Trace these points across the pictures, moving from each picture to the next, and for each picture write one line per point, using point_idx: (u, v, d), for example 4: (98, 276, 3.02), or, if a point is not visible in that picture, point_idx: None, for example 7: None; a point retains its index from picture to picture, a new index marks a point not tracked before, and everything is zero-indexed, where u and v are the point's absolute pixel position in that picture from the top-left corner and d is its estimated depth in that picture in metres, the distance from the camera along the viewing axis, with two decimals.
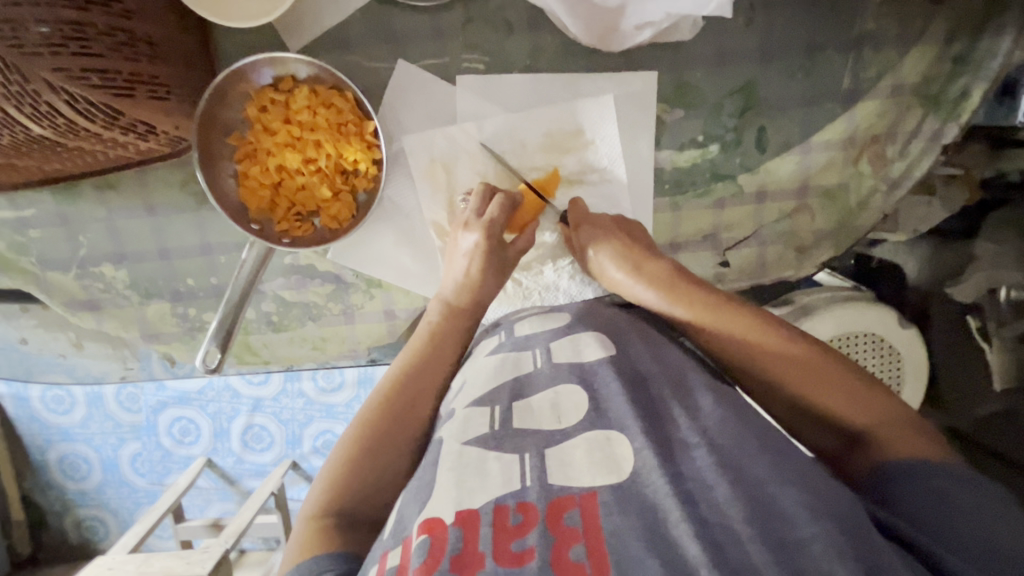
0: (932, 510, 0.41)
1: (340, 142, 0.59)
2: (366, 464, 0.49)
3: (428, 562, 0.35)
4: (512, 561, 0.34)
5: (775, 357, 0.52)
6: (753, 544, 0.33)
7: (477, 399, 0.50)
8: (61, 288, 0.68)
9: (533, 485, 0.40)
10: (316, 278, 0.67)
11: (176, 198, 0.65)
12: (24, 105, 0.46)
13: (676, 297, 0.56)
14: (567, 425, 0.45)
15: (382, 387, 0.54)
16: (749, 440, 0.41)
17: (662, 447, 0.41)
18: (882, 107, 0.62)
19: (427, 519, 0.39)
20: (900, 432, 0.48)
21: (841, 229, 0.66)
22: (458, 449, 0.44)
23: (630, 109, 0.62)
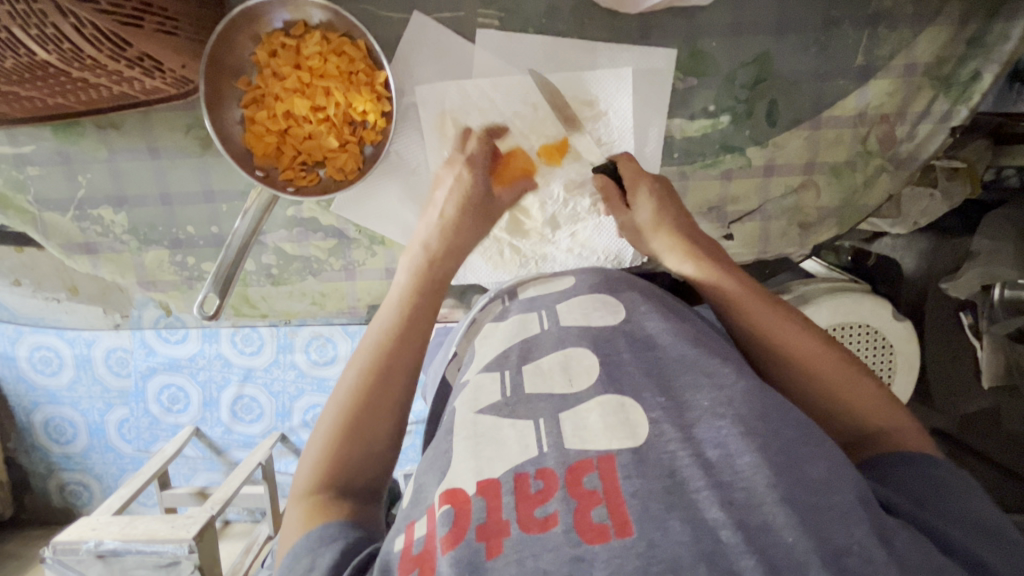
0: (926, 492, 0.42)
1: (351, 91, 0.59)
2: (368, 431, 0.49)
3: (455, 530, 0.36)
4: (540, 527, 0.35)
5: (800, 348, 0.51)
6: (778, 507, 0.34)
7: (487, 364, 0.51)
8: (57, 229, 0.67)
9: (550, 451, 0.40)
10: (318, 232, 0.67)
11: (180, 143, 0.64)
12: (31, 26, 0.45)
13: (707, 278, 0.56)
14: (579, 388, 0.45)
15: (368, 353, 0.52)
16: (771, 408, 0.41)
17: (676, 413, 0.42)
18: (893, 86, 0.62)
19: (448, 489, 0.40)
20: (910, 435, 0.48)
21: (846, 208, 0.66)
22: (472, 418, 0.45)
23: (644, 75, 0.62)
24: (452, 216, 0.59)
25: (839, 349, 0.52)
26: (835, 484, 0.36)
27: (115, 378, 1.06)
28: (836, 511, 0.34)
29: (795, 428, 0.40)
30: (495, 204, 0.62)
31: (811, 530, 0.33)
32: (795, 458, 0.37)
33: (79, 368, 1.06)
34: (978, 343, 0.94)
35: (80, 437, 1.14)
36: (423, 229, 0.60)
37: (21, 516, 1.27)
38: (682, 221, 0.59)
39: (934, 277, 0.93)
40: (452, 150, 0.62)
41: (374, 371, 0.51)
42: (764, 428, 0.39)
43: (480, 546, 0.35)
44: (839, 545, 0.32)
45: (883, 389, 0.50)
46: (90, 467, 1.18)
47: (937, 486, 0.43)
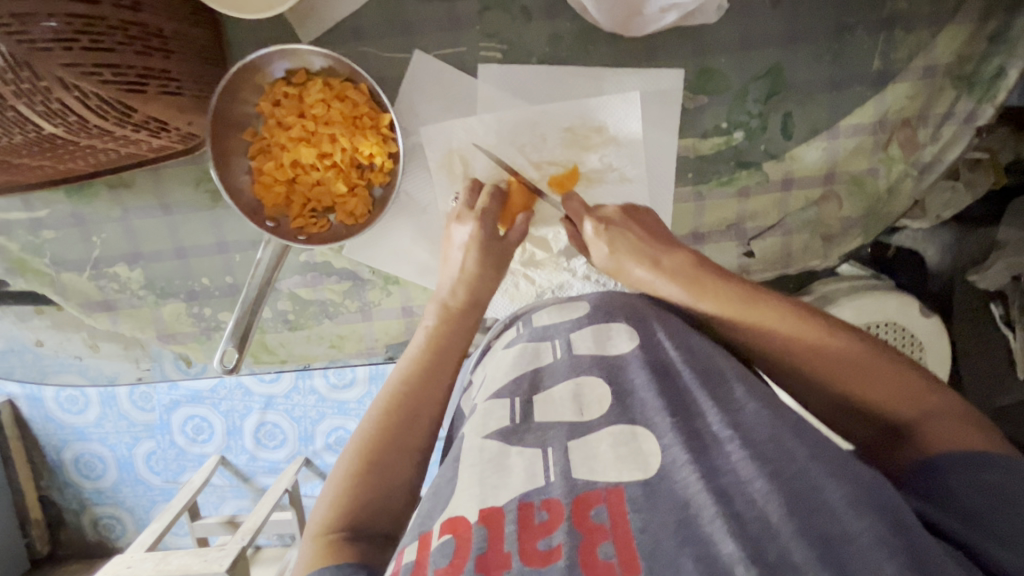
0: (989, 506, 0.37)
1: (356, 135, 0.58)
2: (384, 475, 0.48)
3: (454, 563, 0.35)
4: (542, 560, 0.34)
5: (802, 347, 0.48)
6: (793, 541, 0.32)
7: (496, 391, 0.49)
8: (76, 290, 0.67)
9: (556, 480, 0.40)
10: (332, 275, 0.66)
11: (190, 197, 0.64)
12: (36, 103, 0.45)
13: (701, 289, 0.53)
14: (590, 418, 0.45)
15: (386, 397, 0.53)
16: (780, 429, 0.40)
17: (691, 438, 0.41)
18: (913, 89, 0.60)
19: (450, 519, 0.39)
20: (949, 423, 0.43)
21: (870, 216, 0.64)
22: (479, 444, 0.44)
23: (653, 97, 0.60)
24: (473, 270, 0.59)
25: (852, 336, 0.48)
26: (857, 507, 0.33)
27: (140, 413, 1.07)
28: (863, 540, 0.31)
29: (804, 446, 0.38)
30: (507, 246, 0.60)
31: (832, 565, 0.31)
32: (814, 479, 0.35)
33: (104, 406, 1.07)
34: (1011, 335, 0.92)
35: (109, 472, 1.15)
36: (447, 286, 0.60)
37: (58, 552, 1.30)
38: (649, 248, 0.57)
39: (961, 268, 0.89)
40: (460, 205, 0.60)
41: (387, 415, 0.51)
42: (772, 450, 0.38)
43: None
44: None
45: (904, 373, 0.46)
46: (121, 501, 1.19)
47: (999, 497, 0.37)
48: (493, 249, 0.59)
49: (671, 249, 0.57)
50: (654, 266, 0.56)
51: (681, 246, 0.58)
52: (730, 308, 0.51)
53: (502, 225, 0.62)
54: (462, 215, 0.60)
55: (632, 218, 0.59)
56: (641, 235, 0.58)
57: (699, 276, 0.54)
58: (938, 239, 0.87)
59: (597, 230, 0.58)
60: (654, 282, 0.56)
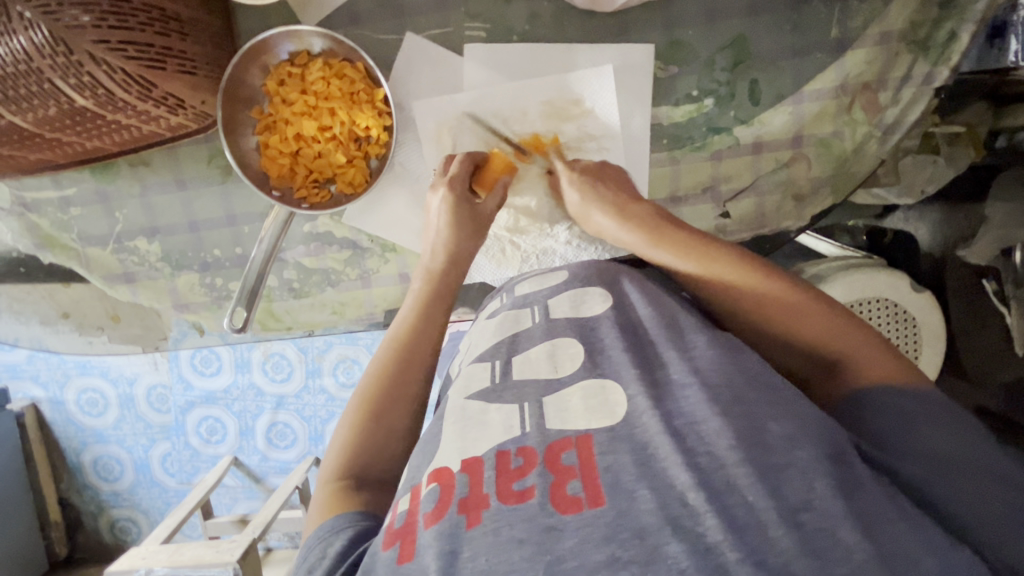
0: (894, 427, 0.43)
1: (354, 110, 0.64)
2: (383, 422, 0.53)
3: (439, 506, 0.39)
4: (517, 499, 0.37)
5: (744, 287, 0.52)
6: (739, 468, 0.36)
7: (479, 355, 0.54)
8: (99, 263, 0.73)
9: (532, 430, 0.43)
10: (334, 245, 0.71)
11: (204, 173, 0.70)
12: (69, 76, 0.51)
13: (654, 240, 0.56)
14: (563, 373, 0.48)
15: (383, 355, 0.57)
16: (736, 375, 0.44)
17: (652, 388, 0.44)
18: (871, 54, 0.64)
19: (436, 469, 0.43)
20: (876, 361, 0.48)
21: (838, 176, 0.67)
22: (461, 404, 0.48)
23: (625, 71, 0.65)
24: (445, 232, 0.63)
25: (792, 278, 0.51)
26: (796, 441, 0.38)
27: (157, 414, 1.13)
28: (797, 465, 0.36)
29: (762, 395, 0.42)
30: (482, 210, 0.64)
31: (770, 485, 0.35)
32: (760, 420, 0.39)
33: (123, 408, 1.14)
34: (1006, 309, 0.92)
35: (126, 474, 1.20)
36: (428, 251, 0.64)
37: (75, 556, 1.31)
38: (613, 198, 0.60)
39: (949, 246, 0.93)
40: (436, 173, 0.66)
41: (385, 370, 0.56)
42: (729, 394, 0.42)
43: (460, 519, 0.37)
44: (798, 502, 0.34)
45: (839, 312, 0.50)
46: (137, 504, 1.23)
47: (905, 420, 0.43)
48: (463, 210, 0.62)
49: (634, 200, 0.60)
50: (619, 214, 0.59)
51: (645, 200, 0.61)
52: (681, 255, 0.55)
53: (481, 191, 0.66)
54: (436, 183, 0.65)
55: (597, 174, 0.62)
56: (605, 188, 0.61)
57: (649, 223, 0.58)
58: (928, 218, 0.93)
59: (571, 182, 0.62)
60: (614, 234, 0.60)
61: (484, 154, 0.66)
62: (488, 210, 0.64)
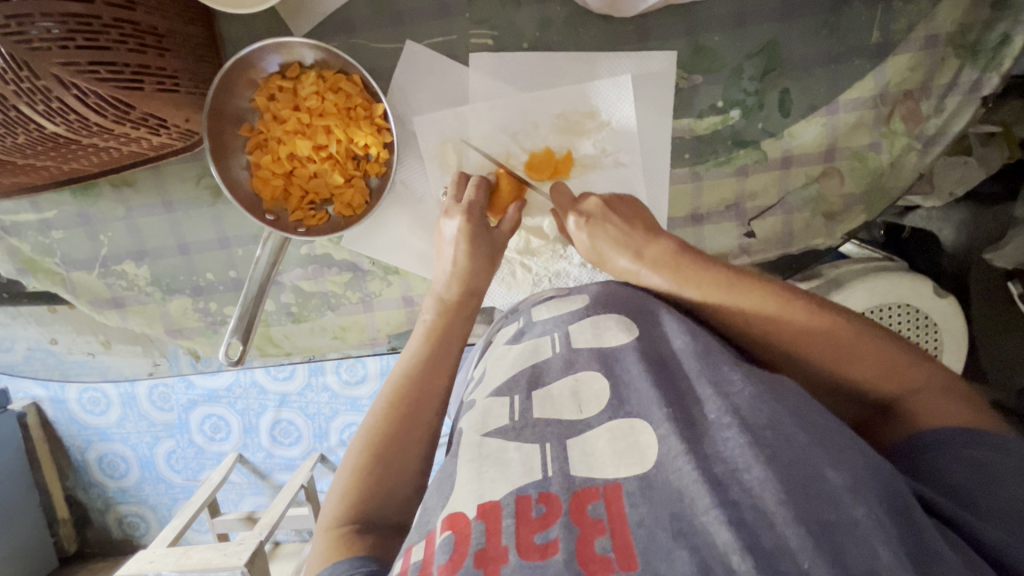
0: (971, 481, 0.40)
1: (350, 127, 0.59)
2: (389, 467, 0.49)
3: (454, 558, 0.35)
4: (540, 555, 0.34)
5: (795, 328, 0.48)
6: (790, 528, 0.32)
7: (495, 390, 0.49)
8: (85, 287, 0.69)
9: (555, 476, 0.39)
10: (333, 267, 0.67)
11: (192, 193, 0.65)
12: (37, 102, 0.46)
13: (687, 277, 0.53)
14: (588, 415, 0.44)
15: (389, 391, 0.53)
16: (780, 415, 0.39)
17: (686, 427, 0.40)
18: (915, 60, 0.59)
19: (451, 514, 0.39)
20: (936, 399, 0.46)
21: (872, 192, 0.63)
22: (477, 440, 0.44)
23: (645, 80, 0.60)
24: (464, 261, 0.59)
25: (844, 313, 0.48)
26: (858, 493, 0.34)
27: (159, 413, 1.09)
28: (862, 527, 0.32)
29: (801, 435, 0.38)
30: (499, 236, 0.61)
31: (828, 554, 0.31)
32: (815, 468, 0.35)
33: (125, 407, 1.10)
34: None
35: (132, 471, 1.18)
36: (442, 280, 0.60)
37: (86, 550, 1.32)
38: (630, 237, 0.57)
39: (976, 249, 0.85)
40: (448, 199, 0.61)
41: (390, 409, 0.52)
42: (772, 437, 0.38)
43: (477, 573, 0.33)
44: (861, 569, 0.30)
45: (894, 351, 0.48)
46: (144, 499, 1.21)
47: (982, 471, 0.40)
48: (481, 238, 0.59)
49: (653, 235, 0.57)
50: (639, 258, 0.56)
51: (665, 233, 0.57)
52: (721, 298, 0.51)
53: (492, 216, 0.63)
54: (450, 210, 0.61)
55: (614, 211, 0.59)
56: (620, 225, 0.57)
57: (679, 262, 0.54)
58: (953, 218, 0.84)
59: (579, 224, 0.59)
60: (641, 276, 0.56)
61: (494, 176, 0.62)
62: (503, 236, 0.61)
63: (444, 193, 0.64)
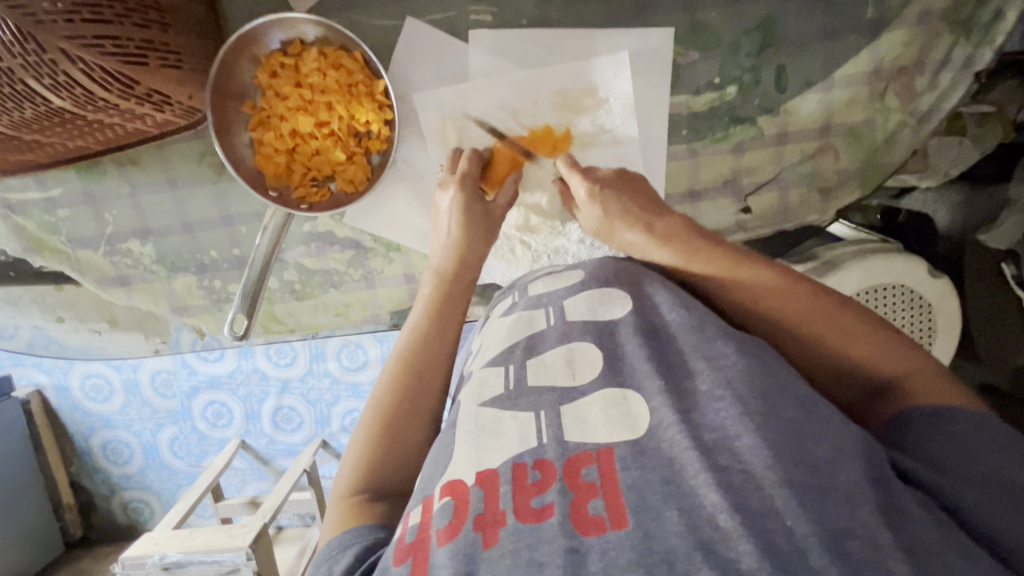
0: (948, 452, 0.41)
1: (352, 103, 0.60)
2: (393, 438, 0.50)
3: (453, 524, 0.37)
4: (536, 517, 0.35)
5: (798, 307, 0.51)
6: (777, 488, 0.33)
7: (490, 360, 0.51)
8: (91, 266, 0.70)
9: (549, 442, 0.40)
10: (336, 245, 0.68)
11: (196, 171, 0.66)
12: (43, 75, 0.47)
13: (695, 255, 0.55)
14: (582, 381, 0.45)
15: (392, 365, 0.54)
16: (771, 387, 0.40)
17: (679, 399, 0.42)
18: (909, 36, 0.59)
19: (449, 482, 0.40)
20: (926, 380, 0.48)
21: (867, 167, 0.64)
22: (474, 411, 0.45)
23: (643, 57, 0.61)
24: (457, 233, 0.60)
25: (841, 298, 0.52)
26: (842, 461, 0.35)
27: (162, 400, 1.11)
28: (845, 491, 0.34)
29: (796, 411, 0.39)
30: (494, 208, 0.61)
31: (812, 511, 0.32)
32: (807, 440, 0.37)
33: (128, 394, 1.11)
34: None
35: (135, 457, 1.19)
36: (438, 253, 0.61)
37: (91, 536, 1.31)
38: (642, 213, 0.58)
39: (971, 228, 0.85)
40: (443, 172, 0.63)
41: (396, 382, 0.53)
42: (762, 407, 0.39)
43: (477, 537, 0.35)
44: (841, 527, 0.32)
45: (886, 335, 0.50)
46: (148, 485, 1.22)
47: (961, 443, 0.41)
48: (474, 209, 0.60)
49: (662, 214, 0.58)
50: (647, 231, 0.57)
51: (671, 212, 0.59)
52: (724, 274, 0.53)
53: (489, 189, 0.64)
54: (444, 182, 0.62)
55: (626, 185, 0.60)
56: (633, 199, 0.59)
57: (684, 238, 0.56)
58: (947, 200, 0.83)
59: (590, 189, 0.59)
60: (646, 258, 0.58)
61: (489, 151, 0.63)
62: (500, 208, 0.62)
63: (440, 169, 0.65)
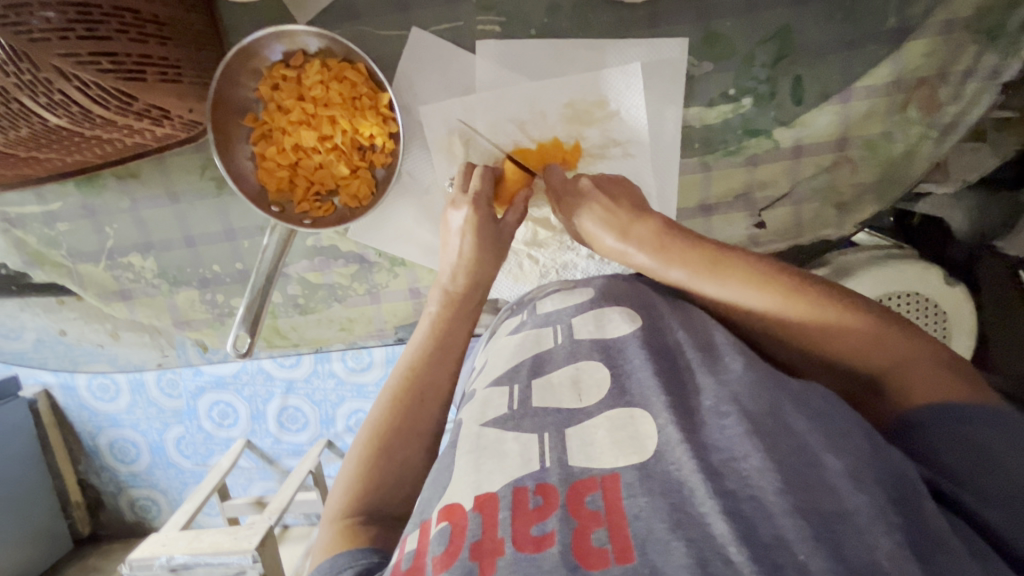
0: (969, 463, 0.38)
1: (355, 117, 0.58)
2: (387, 458, 0.48)
3: (450, 550, 0.35)
4: (534, 547, 0.34)
5: (775, 308, 0.47)
6: (787, 518, 0.31)
7: (495, 379, 0.50)
8: (92, 280, 0.69)
9: (552, 466, 0.39)
10: (339, 259, 0.67)
11: (197, 184, 0.65)
12: (38, 94, 0.46)
13: (669, 258, 0.52)
14: (589, 403, 0.44)
15: (393, 385, 0.53)
16: (782, 402, 0.39)
17: (684, 416, 0.40)
18: (932, 46, 0.57)
19: (447, 505, 0.39)
20: (930, 373, 0.43)
21: (884, 181, 0.62)
22: (476, 432, 0.44)
23: (654, 67, 0.59)
24: (471, 253, 0.58)
25: (829, 289, 0.46)
26: (860, 481, 0.34)
27: (168, 400, 1.10)
28: (861, 517, 0.32)
29: (801, 419, 0.38)
30: (506, 227, 0.60)
31: (829, 546, 0.30)
32: (813, 456, 0.35)
33: (134, 393, 1.10)
34: None
35: (143, 455, 1.19)
36: (448, 272, 0.60)
37: (99, 532, 1.33)
38: (620, 218, 0.55)
39: (990, 236, 0.81)
40: (455, 189, 0.61)
41: (395, 404, 0.51)
42: (772, 425, 0.38)
43: (473, 566, 0.33)
44: (859, 563, 0.30)
45: (881, 324, 0.45)
46: (155, 483, 1.22)
47: (984, 453, 0.38)
48: (487, 229, 0.58)
49: (640, 215, 0.55)
50: (624, 238, 0.55)
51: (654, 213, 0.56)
52: (699, 275, 0.50)
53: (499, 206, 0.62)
54: (456, 201, 0.60)
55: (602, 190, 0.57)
56: (609, 206, 0.56)
57: (662, 239, 0.53)
58: (964, 204, 0.79)
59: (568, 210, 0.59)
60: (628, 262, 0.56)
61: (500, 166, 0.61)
62: (509, 228, 0.60)
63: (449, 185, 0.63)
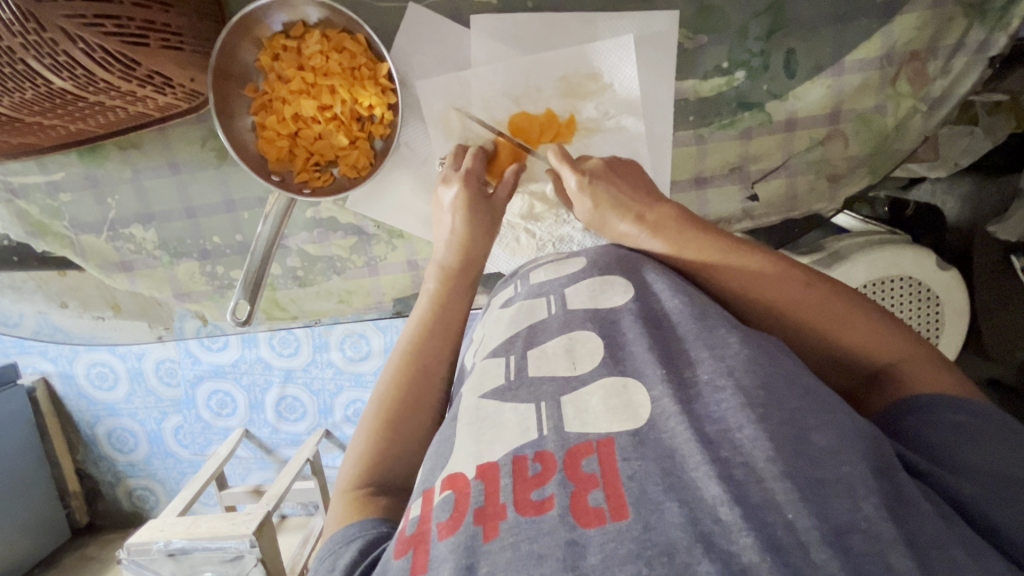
0: (948, 440, 0.40)
1: (355, 87, 0.59)
2: (397, 435, 0.50)
3: (454, 517, 0.36)
4: (535, 510, 0.35)
5: (788, 296, 0.50)
6: (778, 482, 0.33)
7: (494, 349, 0.50)
8: (94, 251, 0.70)
9: (550, 434, 0.40)
10: (338, 231, 0.68)
11: (198, 155, 0.65)
12: (44, 56, 0.46)
13: (685, 245, 0.54)
14: (583, 371, 0.45)
15: (397, 360, 0.54)
16: (776, 377, 0.40)
17: (680, 389, 0.41)
18: (922, 19, 0.58)
19: (449, 475, 0.40)
20: (922, 367, 0.48)
21: (877, 155, 0.63)
22: (475, 403, 0.45)
23: (648, 41, 0.60)
24: (462, 229, 0.59)
25: (836, 286, 0.50)
26: (845, 453, 0.35)
27: (167, 388, 1.10)
28: (846, 486, 0.33)
29: (800, 398, 0.39)
30: (497, 202, 0.61)
31: (814, 505, 0.32)
32: (803, 428, 0.36)
33: (133, 381, 1.11)
34: None
35: (140, 445, 1.19)
36: (441, 249, 0.60)
37: (96, 522, 1.33)
38: (632, 203, 0.57)
39: (981, 221, 0.82)
40: (447, 167, 0.61)
41: (400, 379, 0.52)
42: (766, 398, 0.38)
43: (477, 530, 0.34)
44: (843, 522, 0.31)
45: (879, 321, 0.49)
46: (153, 473, 1.23)
47: (962, 432, 0.41)
48: (479, 206, 0.59)
49: (654, 203, 0.57)
50: (638, 222, 0.56)
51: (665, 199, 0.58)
52: (716, 263, 0.52)
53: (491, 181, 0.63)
54: (448, 178, 0.61)
55: (609, 175, 0.58)
56: (622, 188, 0.57)
57: (678, 227, 0.55)
58: (959, 190, 0.79)
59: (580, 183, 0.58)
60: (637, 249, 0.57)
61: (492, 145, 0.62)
62: (501, 203, 0.61)
63: (441, 162, 0.63)
